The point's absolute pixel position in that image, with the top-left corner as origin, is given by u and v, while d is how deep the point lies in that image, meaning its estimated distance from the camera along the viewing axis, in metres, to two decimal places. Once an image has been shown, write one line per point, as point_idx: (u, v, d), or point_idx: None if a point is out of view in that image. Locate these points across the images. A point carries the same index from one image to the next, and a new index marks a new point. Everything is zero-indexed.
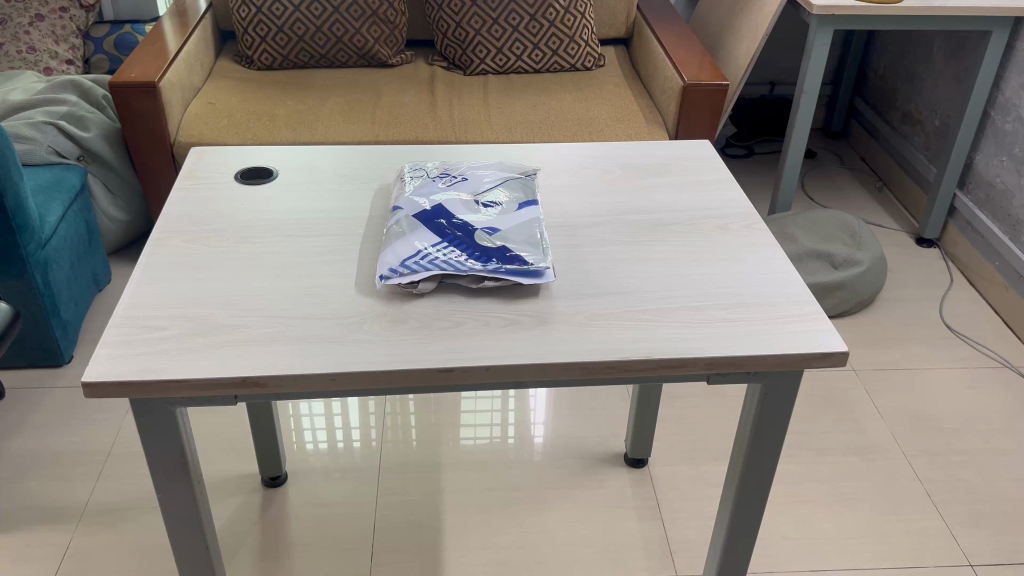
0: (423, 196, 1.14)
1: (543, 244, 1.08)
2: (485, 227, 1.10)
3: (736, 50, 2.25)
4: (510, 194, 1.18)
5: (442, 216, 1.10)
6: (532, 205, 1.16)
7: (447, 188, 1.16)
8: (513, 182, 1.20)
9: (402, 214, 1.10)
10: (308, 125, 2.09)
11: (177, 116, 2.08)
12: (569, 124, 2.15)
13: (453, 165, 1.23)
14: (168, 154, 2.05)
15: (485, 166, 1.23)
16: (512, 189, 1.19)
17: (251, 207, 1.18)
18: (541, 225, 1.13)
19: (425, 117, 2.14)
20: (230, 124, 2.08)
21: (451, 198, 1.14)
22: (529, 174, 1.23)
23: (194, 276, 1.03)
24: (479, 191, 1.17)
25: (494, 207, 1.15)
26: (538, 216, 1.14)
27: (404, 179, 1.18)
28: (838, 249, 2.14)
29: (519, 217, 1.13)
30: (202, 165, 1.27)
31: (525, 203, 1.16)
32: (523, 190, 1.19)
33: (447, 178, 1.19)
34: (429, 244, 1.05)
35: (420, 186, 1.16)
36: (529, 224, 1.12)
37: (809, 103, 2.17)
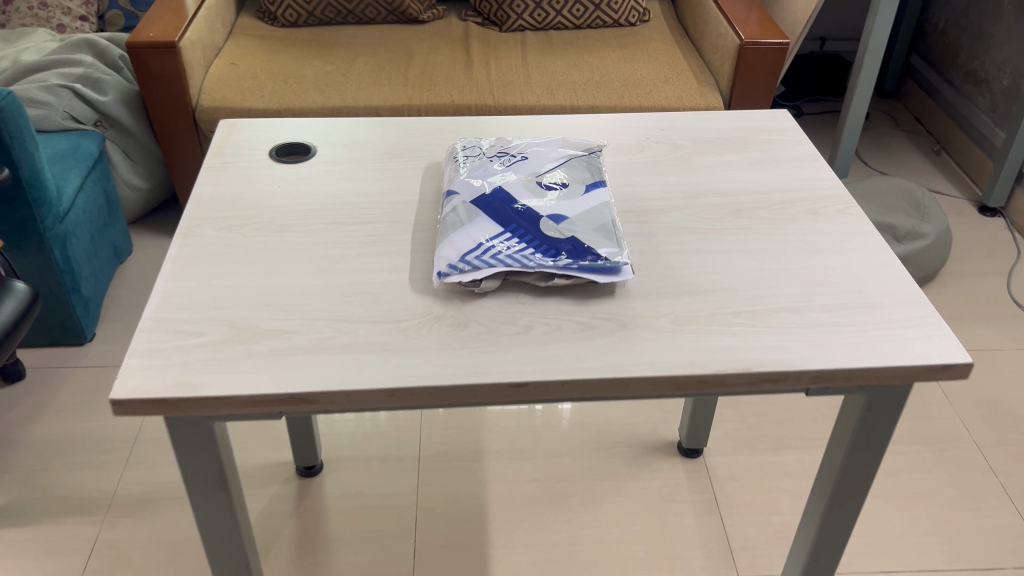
0: (480, 178, 1.02)
1: (616, 235, 0.97)
2: (551, 215, 0.98)
3: (793, 4, 2.09)
4: (575, 175, 1.06)
5: (502, 203, 0.99)
6: (601, 188, 1.04)
7: (505, 169, 1.04)
8: (577, 161, 1.08)
9: (458, 200, 0.99)
10: (337, 87, 1.97)
11: (199, 78, 1.95)
12: (614, 85, 2.01)
13: (510, 141, 1.10)
14: (190, 119, 1.94)
15: (545, 143, 1.11)
16: (578, 170, 1.07)
17: (289, 189, 1.06)
18: (612, 212, 1.01)
19: (460, 78, 2.01)
20: (255, 87, 1.96)
21: (510, 180, 1.02)
22: (594, 151, 1.11)
23: (230, 271, 0.93)
24: (541, 171, 1.05)
25: (558, 191, 1.03)
26: (608, 201, 1.02)
27: (458, 158, 1.06)
28: (901, 220, 2.00)
29: (587, 202, 1.02)
30: (232, 141, 1.15)
31: (592, 185, 1.04)
32: (589, 171, 1.07)
33: (505, 157, 1.07)
34: (491, 237, 0.94)
35: (475, 166, 1.04)
36: (599, 211, 1.00)
37: (874, 63, 2.01)
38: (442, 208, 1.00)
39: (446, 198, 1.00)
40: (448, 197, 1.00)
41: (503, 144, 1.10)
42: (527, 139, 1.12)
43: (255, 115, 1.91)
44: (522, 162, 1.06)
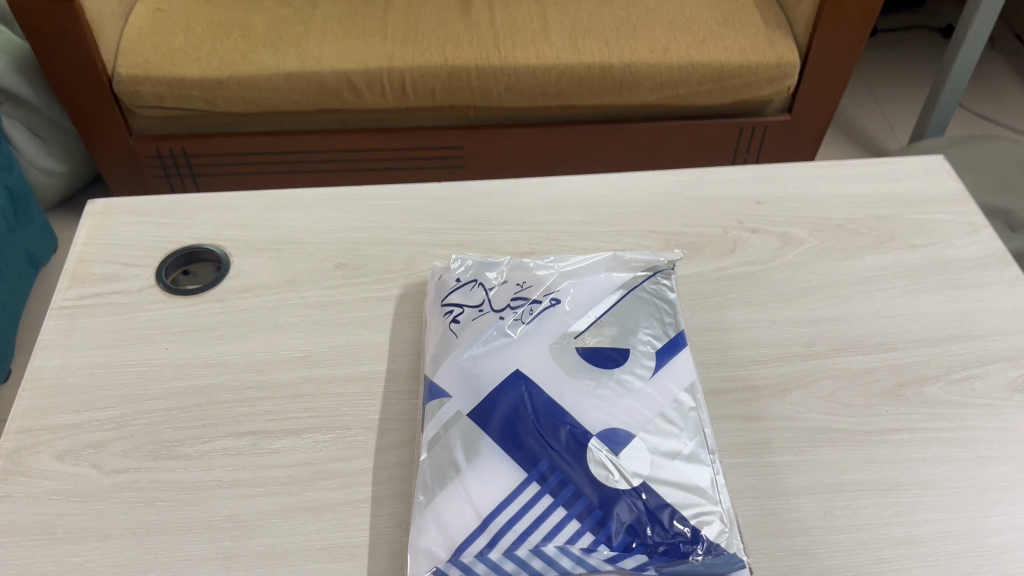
0: (486, 356, 0.62)
1: (715, 474, 0.58)
2: (605, 431, 0.59)
3: None
4: (638, 333, 0.66)
5: (524, 409, 0.60)
6: (681, 358, 0.65)
7: (525, 331, 0.65)
8: (640, 304, 0.68)
9: (450, 414, 0.60)
10: (295, 41, 1.51)
11: (114, 35, 1.49)
12: (657, 29, 1.54)
13: (529, 268, 0.70)
14: (106, 91, 1.49)
15: (583, 272, 0.71)
16: (642, 322, 0.66)
17: (182, 356, 0.67)
18: (704, 416, 0.62)
19: (454, 24, 1.55)
20: (188, 44, 1.50)
21: (535, 359, 0.63)
22: (664, 275, 0.70)
23: (69, 566, 0.55)
24: (584, 333, 0.65)
25: (611, 371, 0.63)
26: (692, 389, 0.63)
27: (449, 310, 0.66)
28: (1017, 199, 1.59)
29: (662, 394, 0.62)
30: (98, 249, 0.75)
31: (666, 355, 0.65)
32: (658, 320, 0.67)
33: (523, 304, 0.67)
34: (504, 503, 0.56)
35: (476, 327, 0.64)
36: (681, 418, 0.61)
37: None
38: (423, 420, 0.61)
39: (429, 407, 0.61)
40: (433, 401, 0.61)
41: (519, 270, 0.70)
42: (555, 258, 0.72)
43: (189, 85, 1.47)
44: (552, 314, 0.66)
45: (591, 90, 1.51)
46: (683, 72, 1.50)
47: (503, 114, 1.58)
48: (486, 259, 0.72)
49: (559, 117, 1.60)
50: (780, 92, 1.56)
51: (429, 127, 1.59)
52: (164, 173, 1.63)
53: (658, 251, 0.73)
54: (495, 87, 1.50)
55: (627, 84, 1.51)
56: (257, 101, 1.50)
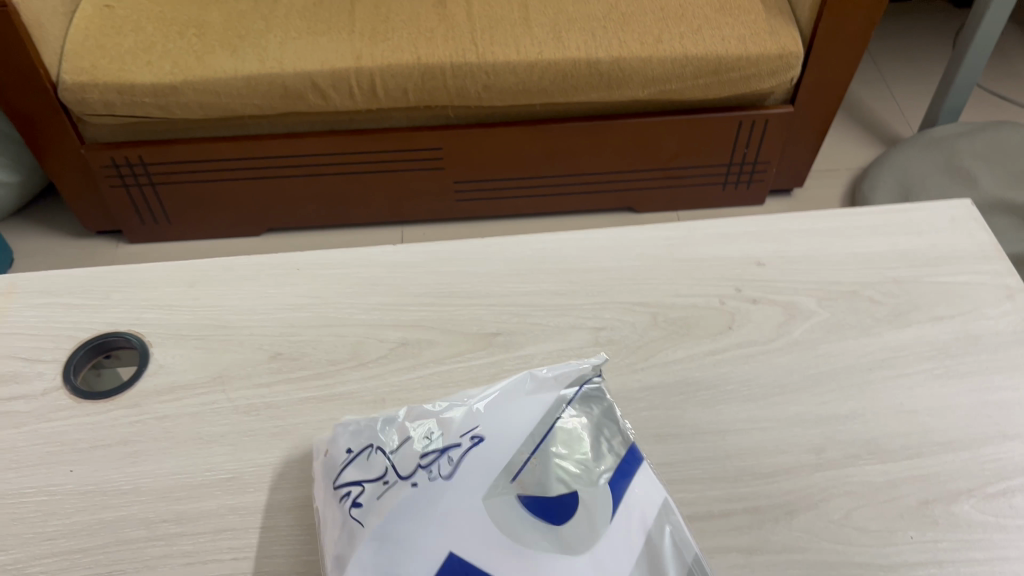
0: (402, 549, 0.48)
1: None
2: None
3: None
4: (584, 468, 0.52)
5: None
6: (637, 487, 0.52)
7: (447, 497, 0.50)
8: (579, 430, 0.54)
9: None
10: (254, 39, 1.39)
11: (57, 37, 1.37)
12: (648, 18, 1.41)
13: (432, 410, 0.55)
14: (51, 100, 1.38)
15: (501, 397, 0.55)
16: (585, 454, 0.53)
17: (88, 479, 0.58)
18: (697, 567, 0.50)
19: (427, 17, 1.42)
20: (136, 46, 1.38)
21: (468, 530, 0.49)
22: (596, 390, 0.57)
23: None
24: (520, 480, 0.52)
25: (566, 525, 0.50)
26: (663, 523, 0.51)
27: (347, 492, 0.52)
28: None
29: (631, 541, 0.50)
30: (2, 342, 0.66)
31: (621, 489, 0.52)
32: (605, 446, 0.53)
33: (438, 457, 0.52)
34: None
35: (382, 506, 0.50)
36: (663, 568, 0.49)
37: None
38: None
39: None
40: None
41: (421, 417, 0.55)
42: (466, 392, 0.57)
43: (140, 92, 1.35)
44: (476, 462, 0.51)
45: (577, 86, 1.39)
46: (676, 65, 1.37)
47: (482, 114, 1.46)
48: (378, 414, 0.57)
49: (543, 114, 1.47)
50: (782, 84, 1.44)
51: (403, 128, 1.48)
52: (122, 184, 1.52)
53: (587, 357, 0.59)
54: (473, 86, 1.38)
55: (617, 79, 1.38)
56: (216, 107, 1.39)
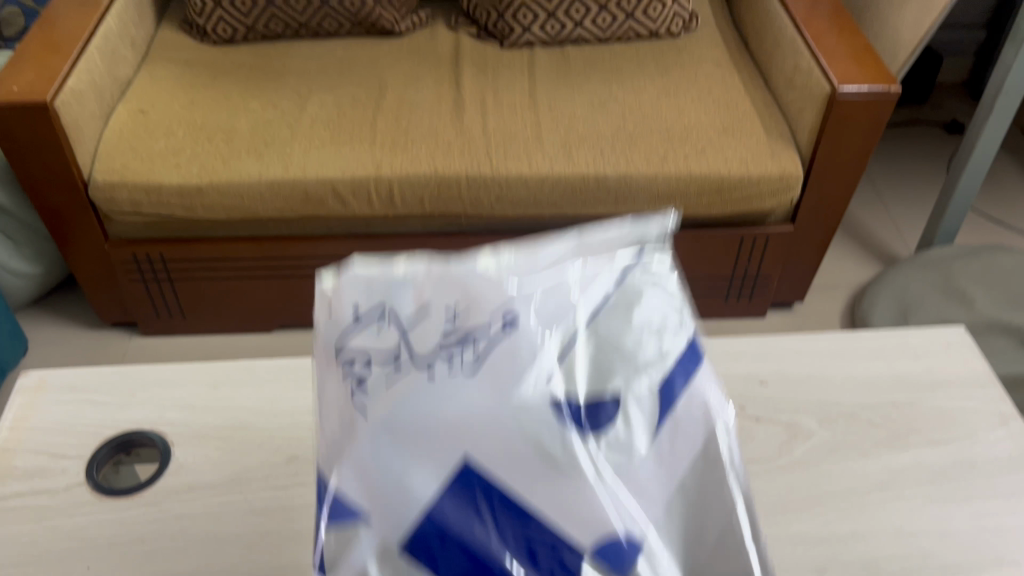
0: (413, 449, 0.43)
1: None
2: (612, 540, 0.44)
3: (898, 15, 1.56)
4: (631, 365, 0.48)
5: (478, 523, 0.43)
6: (682, 408, 0.49)
7: (463, 391, 0.44)
8: (623, 321, 0.50)
9: (365, 548, 0.44)
10: (280, 147, 1.45)
11: (92, 140, 1.44)
12: (655, 138, 1.48)
13: (458, 278, 0.48)
14: (82, 198, 1.43)
15: (538, 269, 0.50)
16: (630, 354, 0.49)
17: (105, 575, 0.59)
18: (731, 528, 0.50)
19: (445, 130, 1.49)
20: (166, 149, 1.45)
21: (486, 441, 0.43)
22: (646, 280, 0.52)
23: None
24: (556, 374, 0.45)
25: (605, 433, 0.46)
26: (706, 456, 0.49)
27: (351, 361, 0.46)
28: None
29: (664, 467, 0.48)
30: (29, 436, 0.68)
31: (664, 412, 0.48)
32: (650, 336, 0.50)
33: (459, 343, 0.45)
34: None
35: (391, 392, 0.44)
36: (698, 528, 0.49)
37: (1010, 107, 1.49)
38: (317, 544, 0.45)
39: (328, 543, 0.45)
40: (339, 525, 0.44)
41: (444, 283, 0.48)
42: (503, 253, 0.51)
43: (167, 193, 1.41)
44: (504, 353, 0.45)
45: (585, 200, 1.45)
46: (681, 184, 1.43)
47: (493, 222, 1.51)
48: (392, 263, 0.50)
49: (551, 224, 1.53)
50: (781, 205, 1.50)
51: (417, 234, 1.53)
52: (141, 278, 1.57)
53: (638, 227, 0.54)
54: (486, 197, 1.44)
55: (622, 195, 1.44)
56: (238, 209, 1.44)
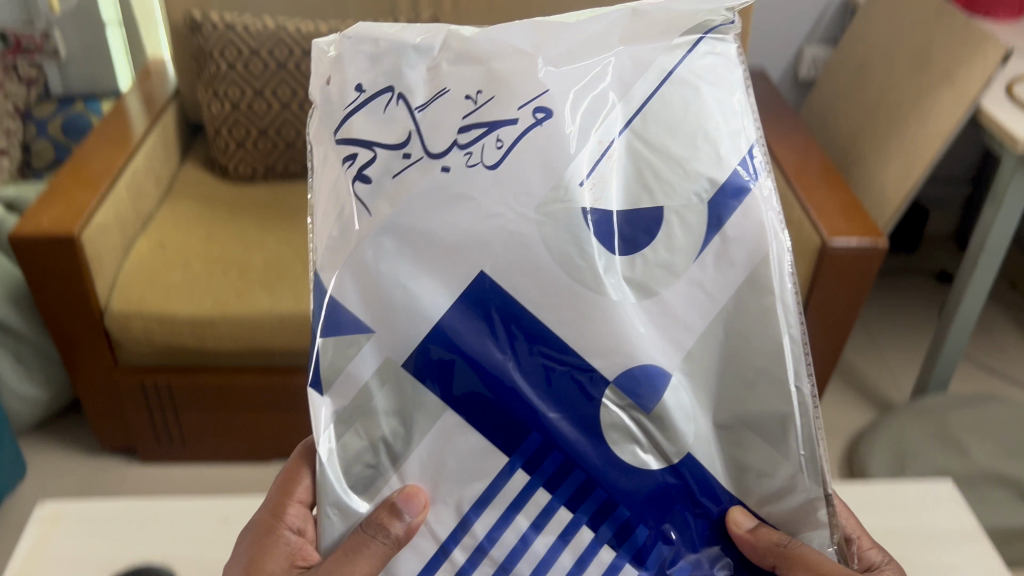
0: (427, 262, 0.49)
1: (796, 465, 0.52)
2: (644, 370, 0.51)
3: (882, 174, 1.65)
4: (674, 174, 0.51)
5: (495, 345, 0.51)
6: (733, 227, 0.51)
7: (485, 185, 0.49)
8: (663, 103, 0.52)
9: (369, 358, 0.49)
10: (291, 281, 1.51)
11: (112, 271, 1.50)
12: None
13: (481, 55, 0.52)
14: (97, 326, 1.48)
15: (591, 59, 0.52)
16: (677, 157, 0.51)
17: None
18: (773, 366, 0.50)
19: None
20: (182, 281, 1.50)
21: (501, 246, 0.49)
22: (702, 66, 0.52)
23: None
24: (597, 170, 0.50)
25: (644, 252, 0.51)
26: (758, 293, 0.50)
27: (353, 155, 0.51)
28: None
29: (699, 289, 0.51)
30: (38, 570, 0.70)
31: (713, 229, 0.51)
32: (692, 139, 0.52)
33: (485, 135, 0.50)
34: (481, 500, 0.52)
35: (401, 190, 0.49)
36: (731, 372, 0.52)
37: (992, 261, 1.56)
38: (312, 370, 0.49)
39: (324, 374, 0.49)
40: (334, 337, 0.49)
41: (466, 65, 0.52)
42: (535, 41, 0.52)
43: (181, 323, 1.45)
44: (535, 140, 0.49)
45: None
46: None
47: None
48: (403, 46, 0.53)
49: None
50: None
51: None
52: (146, 406, 1.59)
53: (703, 11, 0.53)
54: None
55: None
56: (247, 341, 1.48)
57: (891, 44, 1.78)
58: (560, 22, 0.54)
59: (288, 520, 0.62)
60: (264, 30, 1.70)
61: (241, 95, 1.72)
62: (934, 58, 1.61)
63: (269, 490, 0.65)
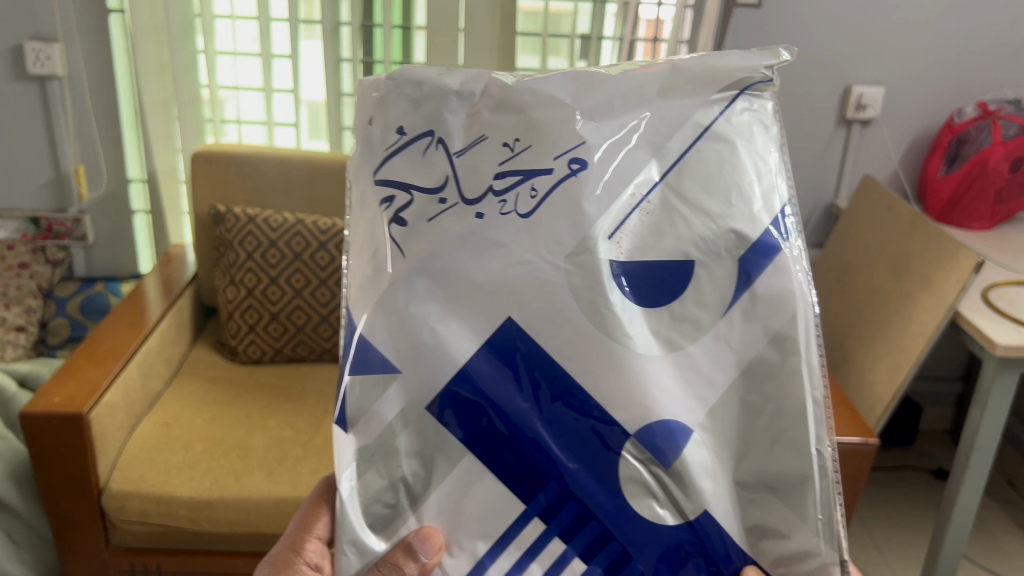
0: (452, 305, 0.59)
1: (813, 530, 0.59)
2: (665, 425, 0.58)
3: (871, 372, 1.70)
4: (711, 224, 0.60)
5: (518, 394, 0.59)
6: (762, 285, 0.59)
7: (517, 232, 0.59)
8: (700, 160, 0.60)
9: (394, 402, 0.58)
10: (290, 465, 1.53)
11: (114, 451, 1.52)
12: None
13: (519, 105, 0.62)
14: (94, 507, 1.48)
15: (629, 114, 0.61)
16: (711, 209, 0.60)
17: None
18: (794, 428, 0.58)
19: None
20: (183, 462, 1.53)
21: (528, 292, 0.58)
22: (739, 120, 0.61)
23: None
24: (624, 227, 0.59)
25: (672, 307, 0.59)
26: (785, 356, 0.58)
27: (390, 198, 0.62)
28: None
29: (724, 345, 0.59)
30: None
31: (742, 286, 0.59)
32: (723, 195, 0.60)
33: (519, 183, 0.60)
34: (495, 546, 0.60)
35: (434, 231, 0.60)
36: (754, 433, 0.59)
37: (983, 463, 1.58)
38: (341, 407, 0.59)
39: (350, 412, 0.59)
40: (360, 376, 0.58)
41: (504, 112, 0.62)
42: (575, 92, 0.62)
43: (177, 504, 1.46)
44: (567, 188, 0.59)
45: None
46: None
47: None
48: (445, 92, 0.64)
49: None
50: None
51: None
52: None
53: (744, 69, 0.61)
54: None
55: None
56: (240, 526, 1.47)
57: (871, 247, 1.89)
58: (599, 76, 0.63)
59: (306, 556, 0.73)
60: (284, 224, 1.82)
61: (256, 282, 1.81)
62: (912, 264, 1.71)
63: (291, 521, 0.76)
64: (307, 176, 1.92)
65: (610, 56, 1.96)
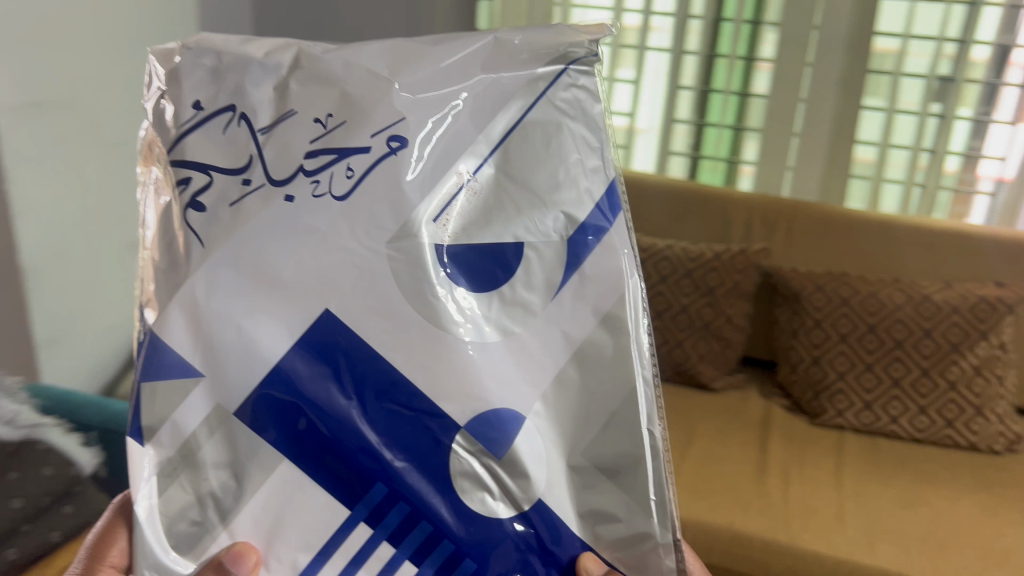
0: (261, 296, 0.45)
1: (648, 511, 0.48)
2: (494, 414, 0.47)
3: None
4: (539, 206, 0.48)
5: (338, 393, 0.46)
6: (590, 265, 0.48)
7: (331, 220, 0.45)
8: (529, 127, 0.48)
9: (198, 407, 0.45)
10: None
11: None
12: (968, 554, 1.32)
13: (326, 74, 0.47)
14: None
15: (442, 88, 0.47)
16: (540, 187, 0.48)
17: None
18: (626, 406, 0.48)
19: (748, 491, 1.47)
20: None
21: (348, 284, 0.45)
22: (565, 98, 0.48)
23: None
24: (438, 221, 0.46)
25: (502, 290, 0.48)
26: (616, 337, 0.48)
27: (185, 180, 0.47)
28: None
29: (560, 330, 0.48)
30: None
31: (571, 268, 0.48)
32: (562, 168, 0.48)
33: (334, 161, 0.46)
34: (317, 559, 0.46)
35: (237, 220, 0.45)
36: (587, 415, 0.49)
37: None
38: (133, 416, 0.45)
39: (147, 421, 0.45)
40: (154, 384, 0.45)
41: (313, 84, 0.47)
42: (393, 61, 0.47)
43: None
44: (387, 171, 0.45)
45: None
46: None
47: None
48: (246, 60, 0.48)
49: None
50: None
51: None
52: None
53: (563, 43, 0.48)
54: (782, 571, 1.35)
55: None
56: None
57: None
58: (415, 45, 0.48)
59: None
60: None
61: None
62: None
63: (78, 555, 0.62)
64: (666, 201, 1.93)
65: (969, 101, 1.90)
